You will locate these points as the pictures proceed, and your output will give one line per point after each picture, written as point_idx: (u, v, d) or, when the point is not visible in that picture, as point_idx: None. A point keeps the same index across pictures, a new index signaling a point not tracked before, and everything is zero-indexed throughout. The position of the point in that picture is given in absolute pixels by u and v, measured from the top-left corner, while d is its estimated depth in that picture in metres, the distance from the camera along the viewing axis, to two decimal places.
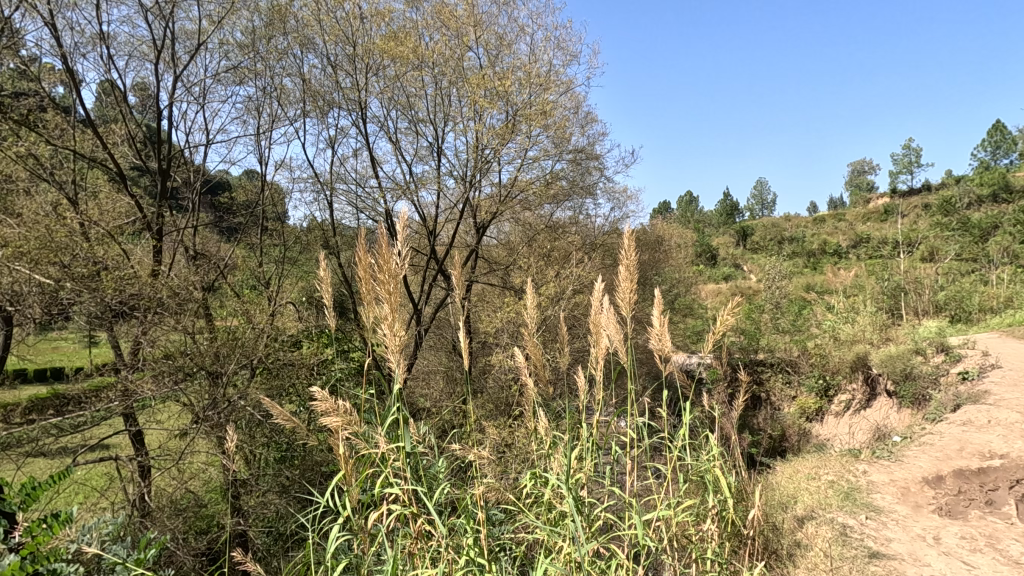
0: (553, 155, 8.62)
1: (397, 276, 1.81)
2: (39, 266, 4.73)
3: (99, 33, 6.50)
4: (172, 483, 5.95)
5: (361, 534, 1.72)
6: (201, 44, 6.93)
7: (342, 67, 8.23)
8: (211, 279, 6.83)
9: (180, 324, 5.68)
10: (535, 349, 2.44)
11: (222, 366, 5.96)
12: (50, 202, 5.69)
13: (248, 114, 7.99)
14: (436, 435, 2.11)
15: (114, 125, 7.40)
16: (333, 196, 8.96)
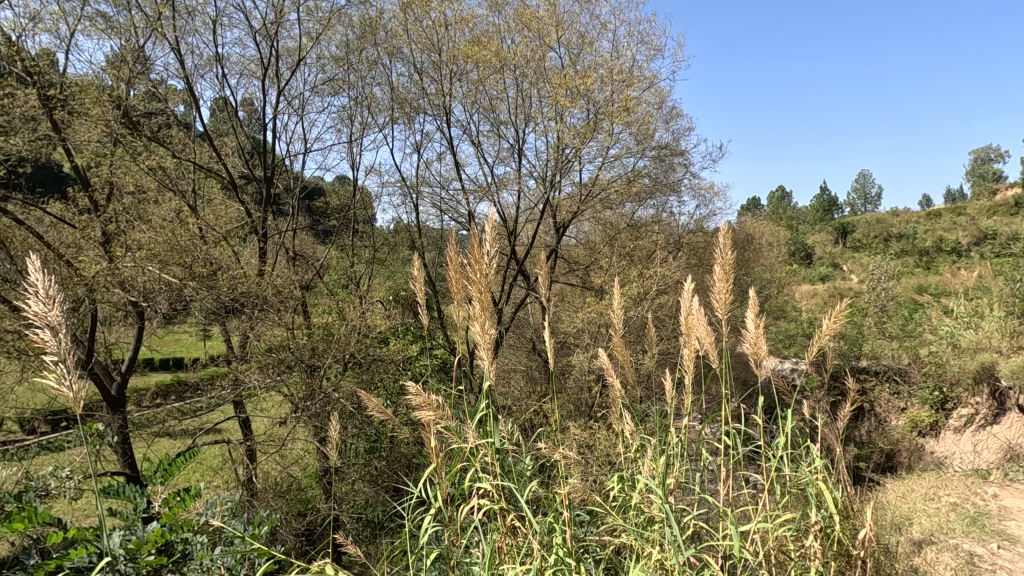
0: (636, 153, 8.44)
1: (487, 275, 1.84)
2: (167, 266, 5.31)
3: (215, 55, 7.17)
4: (275, 467, 6.42)
5: (451, 526, 1.76)
6: (301, 59, 7.45)
7: (427, 74, 8.53)
8: (308, 279, 7.31)
9: (282, 320, 6.13)
10: (622, 350, 2.37)
11: (318, 360, 6.36)
12: (173, 209, 6.34)
13: (343, 123, 8.47)
14: (522, 433, 2.11)
15: (226, 138, 8.10)
16: (419, 198, 9.29)
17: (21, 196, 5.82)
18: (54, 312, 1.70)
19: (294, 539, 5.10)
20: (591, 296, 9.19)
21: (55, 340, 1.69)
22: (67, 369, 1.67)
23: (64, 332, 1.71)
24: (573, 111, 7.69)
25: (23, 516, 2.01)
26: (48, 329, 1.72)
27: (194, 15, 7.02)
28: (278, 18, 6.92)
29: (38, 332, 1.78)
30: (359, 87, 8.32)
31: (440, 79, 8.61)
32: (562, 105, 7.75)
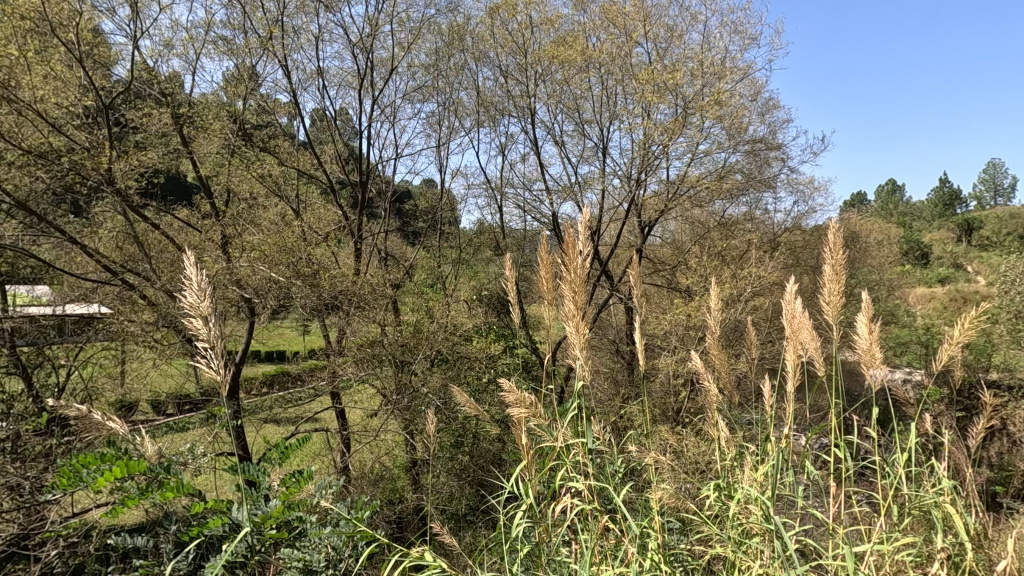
0: (727, 148, 8.05)
1: (582, 275, 1.82)
2: (275, 266, 5.77)
3: (317, 68, 7.69)
4: (367, 456, 6.76)
5: (542, 523, 1.76)
6: (394, 69, 7.80)
7: (512, 76, 8.64)
8: (399, 278, 7.64)
9: (375, 317, 6.44)
10: (719, 355, 2.25)
11: (408, 355, 6.63)
12: (280, 214, 6.86)
13: (431, 128, 8.78)
14: (614, 435, 2.07)
15: (326, 146, 8.64)
16: (504, 200, 9.41)
17: (156, 203, 6.56)
18: (205, 303, 1.90)
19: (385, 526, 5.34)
20: (678, 297, 8.87)
21: (206, 328, 1.91)
22: (218, 355, 1.94)
23: (213, 320, 1.92)
24: (661, 106, 7.45)
25: (169, 483, 2.19)
26: (200, 317, 1.94)
27: (299, 34, 7.57)
28: (374, 30, 7.30)
29: (190, 318, 2.02)
30: (447, 92, 8.57)
31: (525, 80, 8.68)
32: (649, 101, 7.54)
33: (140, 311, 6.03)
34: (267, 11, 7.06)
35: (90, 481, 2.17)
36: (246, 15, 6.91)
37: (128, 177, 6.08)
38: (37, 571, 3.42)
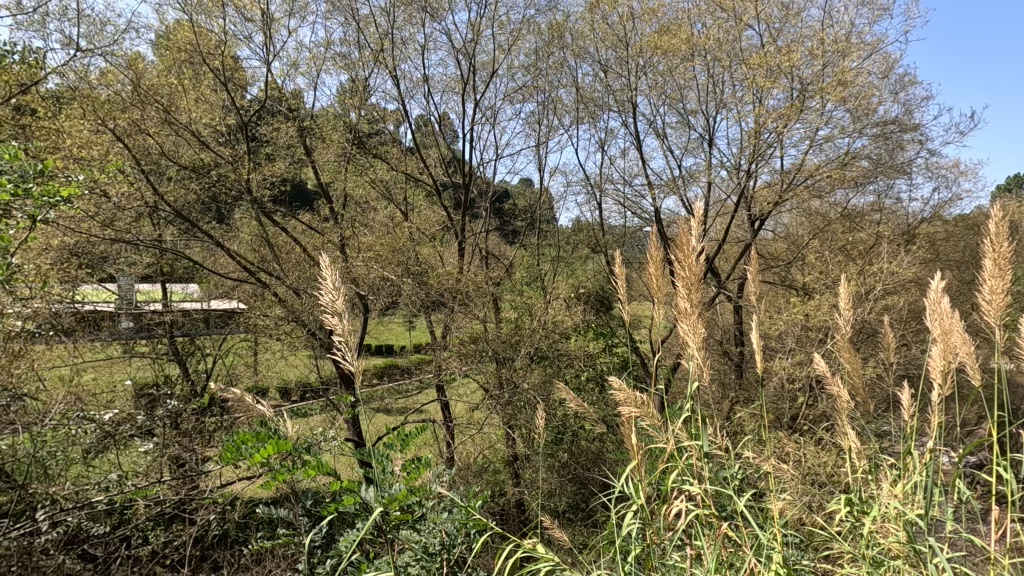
0: (852, 132, 7.33)
1: (697, 271, 1.76)
2: (388, 265, 6.16)
3: (423, 76, 8.07)
4: (470, 448, 6.99)
5: (652, 524, 1.72)
6: (495, 71, 7.99)
7: (612, 70, 8.50)
8: (499, 277, 7.81)
9: (478, 313, 6.65)
10: (850, 360, 2.06)
11: (509, 351, 6.74)
12: (390, 217, 7.29)
13: (531, 127, 8.87)
14: (729, 440, 1.97)
15: (430, 150, 9.04)
16: (604, 196, 9.24)
17: (284, 209, 7.24)
18: (340, 301, 1.84)
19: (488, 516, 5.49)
20: (794, 295, 8.24)
21: (340, 324, 1.85)
22: (351, 352, 1.87)
23: (346, 317, 1.86)
24: (775, 91, 6.95)
25: (311, 462, 2.23)
26: (335, 314, 1.89)
27: (406, 44, 7.97)
28: (476, 36, 7.52)
29: (329, 312, 1.97)
30: (546, 90, 8.59)
31: (626, 73, 8.48)
32: (761, 86, 7.06)
33: (271, 307, 6.59)
34: (378, 25, 7.52)
35: (248, 457, 2.30)
36: (360, 31, 7.41)
37: (261, 187, 6.78)
38: (194, 533, 3.93)
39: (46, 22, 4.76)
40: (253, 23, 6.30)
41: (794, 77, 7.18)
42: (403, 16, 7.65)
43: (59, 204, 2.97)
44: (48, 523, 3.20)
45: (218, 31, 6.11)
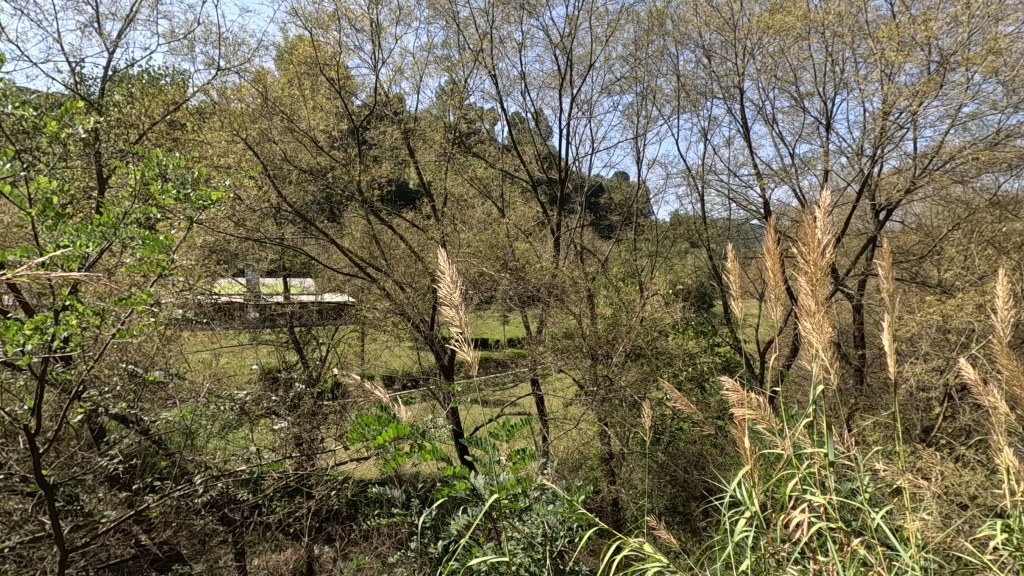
0: (1007, 106, 6.39)
1: (824, 268, 1.62)
2: (488, 260, 6.46)
3: (521, 74, 8.17)
4: (565, 443, 6.98)
5: (769, 534, 1.61)
6: (592, 64, 7.88)
7: (717, 55, 8.07)
8: (595, 272, 7.74)
9: (573, 309, 6.64)
10: (1010, 367, 1.79)
11: (605, 347, 6.65)
12: (487, 214, 7.47)
13: (628, 119, 8.65)
14: (857, 450, 1.80)
15: (527, 147, 9.13)
16: (706, 188, 8.76)
17: (390, 208, 7.66)
18: (457, 294, 1.92)
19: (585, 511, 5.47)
20: (929, 294, 7.36)
21: (457, 316, 1.93)
22: (467, 344, 1.97)
23: (463, 308, 1.93)
24: (908, 65, 6.22)
25: (427, 447, 2.14)
26: (452, 306, 1.97)
27: (504, 43, 8.07)
28: (574, 29, 7.47)
29: (445, 305, 2.07)
30: (645, 80, 8.31)
31: (733, 57, 7.99)
32: (890, 62, 6.36)
33: (379, 300, 7.00)
34: (477, 26, 7.70)
35: (369, 439, 2.21)
36: (461, 34, 7.63)
37: (369, 188, 7.22)
38: (314, 507, 4.28)
39: (193, 45, 5.38)
40: (363, 33, 6.70)
41: (931, 48, 6.40)
42: (501, 16, 7.77)
43: (210, 207, 3.30)
44: (203, 487, 3.69)
45: (333, 43, 6.58)
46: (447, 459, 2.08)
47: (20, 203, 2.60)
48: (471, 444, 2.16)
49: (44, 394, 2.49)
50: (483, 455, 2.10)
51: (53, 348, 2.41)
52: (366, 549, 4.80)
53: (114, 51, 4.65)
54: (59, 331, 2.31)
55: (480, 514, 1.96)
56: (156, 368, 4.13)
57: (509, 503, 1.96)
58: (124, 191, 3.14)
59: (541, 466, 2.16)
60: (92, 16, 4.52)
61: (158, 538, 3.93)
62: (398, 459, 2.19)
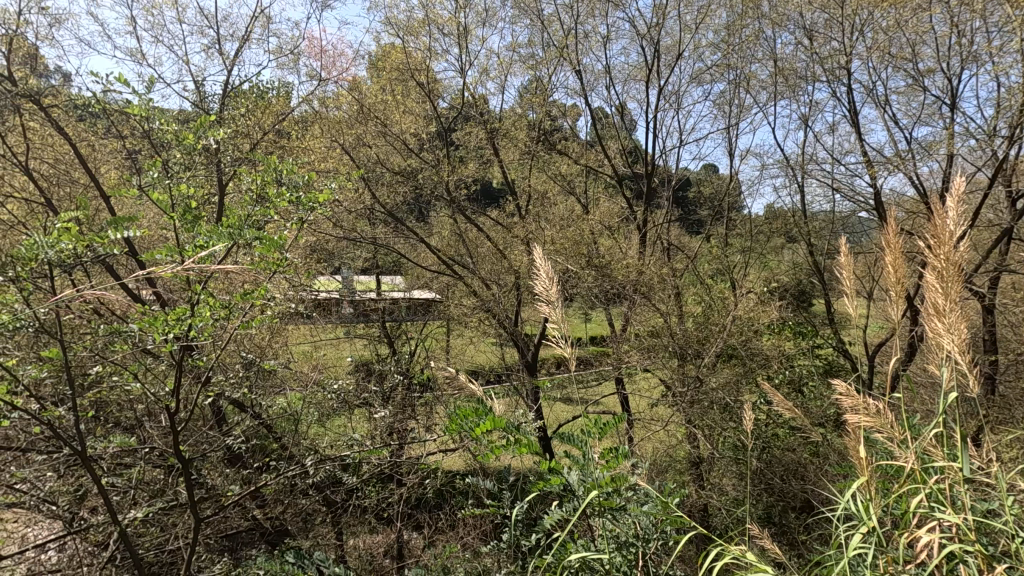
0: None
1: (959, 264, 1.45)
2: (572, 258, 6.45)
3: (606, 67, 8.04)
4: (652, 444, 6.81)
5: (888, 551, 1.49)
6: (681, 53, 7.59)
7: (821, 35, 7.49)
8: (683, 268, 7.47)
9: (660, 306, 6.46)
10: None
11: (694, 347, 6.39)
12: (571, 212, 7.45)
13: (720, 108, 8.25)
14: (998, 468, 1.61)
15: (611, 141, 8.98)
16: (807, 179, 8.14)
17: (475, 207, 7.84)
18: (554, 289, 1.90)
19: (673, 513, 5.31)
20: None
21: (553, 312, 1.92)
22: (564, 339, 1.96)
23: (560, 304, 1.92)
24: None
25: (523, 440, 2.11)
26: (547, 301, 1.96)
27: (589, 37, 7.97)
28: (662, 18, 7.24)
29: (541, 302, 2.08)
30: (738, 66, 7.88)
31: (839, 35, 7.37)
32: None
33: (466, 297, 7.20)
34: (562, 22, 7.67)
35: (467, 431, 2.22)
36: (546, 31, 7.64)
37: (457, 188, 7.44)
38: (407, 492, 4.49)
39: (298, 59, 5.78)
40: (450, 38, 6.89)
41: None
42: (586, 10, 7.68)
43: (318, 208, 3.54)
44: (311, 469, 3.96)
45: (423, 49, 6.83)
46: (542, 453, 2.10)
47: (166, 209, 2.96)
48: (564, 441, 2.16)
49: (181, 378, 2.80)
50: (576, 451, 2.09)
51: (189, 337, 2.71)
52: (452, 538, 4.94)
53: (232, 68, 5.10)
54: (195, 321, 2.59)
55: (574, 510, 1.94)
56: (269, 358, 4.50)
57: (601, 501, 1.93)
58: (246, 195, 3.45)
59: (634, 466, 2.11)
60: (214, 38, 4.99)
61: (271, 513, 4.29)
62: (492, 453, 2.23)
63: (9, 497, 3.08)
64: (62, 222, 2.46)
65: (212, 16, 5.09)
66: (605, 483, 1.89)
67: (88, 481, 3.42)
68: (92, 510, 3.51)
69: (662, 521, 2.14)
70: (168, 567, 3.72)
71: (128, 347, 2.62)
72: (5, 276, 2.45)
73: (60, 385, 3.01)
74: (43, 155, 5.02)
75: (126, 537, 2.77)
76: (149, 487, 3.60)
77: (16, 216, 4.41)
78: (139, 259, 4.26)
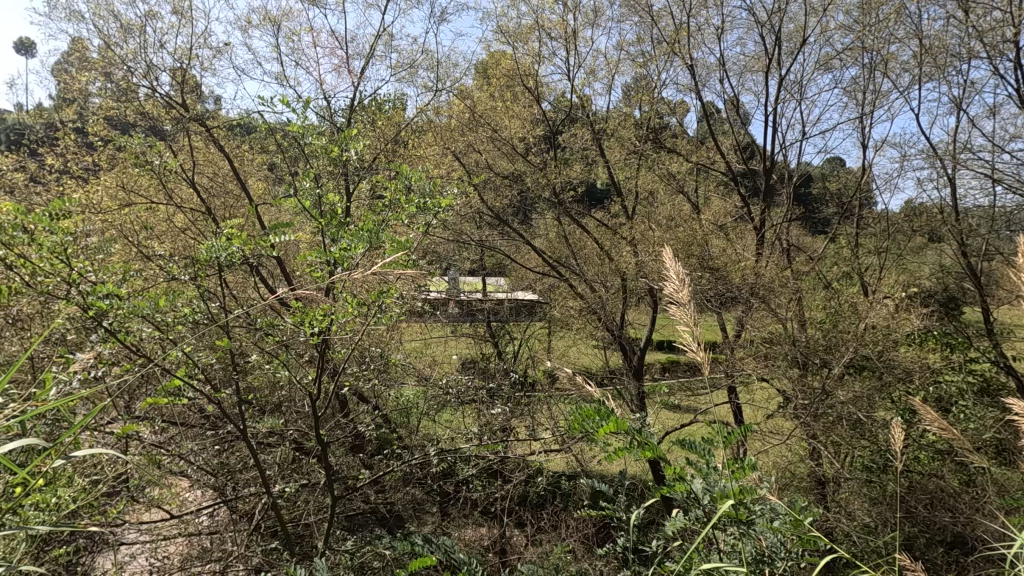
0: None
1: None
2: (681, 259, 6.25)
3: (720, 60, 7.68)
4: (769, 456, 6.39)
5: None
6: (806, 40, 7.04)
7: (980, 5, 6.58)
8: (806, 271, 6.94)
9: (779, 311, 6.07)
10: None
11: (820, 356, 5.91)
12: (680, 213, 7.20)
13: (852, 96, 7.53)
14: None
15: (725, 137, 8.56)
16: (959, 170, 7.17)
17: (580, 209, 7.84)
18: (685, 291, 1.85)
19: (857, 538, 4.43)
20: None
21: (684, 315, 1.86)
22: (696, 343, 1.87)
23: (692, 309, 1.85)
24: None
25: (647, 444, 2.05)
26: (677, 304, 1.90)
27: (702, 30, 7.64)
28: (784, 3, 6.77)
29: (669, 306, 2.02)
30: (873, 48, 7.15)
31: (1003, 5, 6.43)
32: None
33: (571, 299, 7.22)
34: (673, 17, 7.44)
35: (586, 433, 2.19)
36: (656, 28, 7.46)
37: (563, 190, 7.49)
38: (512, 488, 4.59)
39: (416, 72, 6.14)
40: (557, 42, 6.95)
41: None
42: (699, 2, 7.39)
43: (439, 214, 3.75)
44: (427, 459, 4.19)
45: (532, 55, 6.96)
46: (662, 459, 2.04)
47: (316, 216, 3.31)
48: (685, 448, 2.08)
49: (321, 369, 3.08)
50: (699, 460, 2.01)
51: (330, 332, 2.99)
52: (556, 538, 4.95)
53: (358, 85, 5.52)
54: (338, 317, 2.86)
55: (698, 520, 1.87)
56: (391, 353, 4.83)
57: (726, 512, 1.84)
58: (378, 203, 3.74)
59: (761, 479, 1.99)
60: (344, 58, 5.45)
61: (390, 498, 4.59)
62: (609, 454, 2.20)
63: (182, 465, 3.61)
64: (232, 229, 2.87)
65: (342, 38, 5.56)
66: (734, 494, 1.79)
67: (243, 457, 3.92)
68: (244, 483, 4.00)
69: (793, 540, 1.98)
70: (303, 539, 4.13)
71: (282, 340, 2.97)
72: (188, 276, 2.89)
73: (225, 371, 3.47)
74: (205, 171, 5.80)
75: (274, 508, 3.13)
76: (291, 465, 4.02)
77: (184, 224, 5.14)
78: (283, 260, 4.77)
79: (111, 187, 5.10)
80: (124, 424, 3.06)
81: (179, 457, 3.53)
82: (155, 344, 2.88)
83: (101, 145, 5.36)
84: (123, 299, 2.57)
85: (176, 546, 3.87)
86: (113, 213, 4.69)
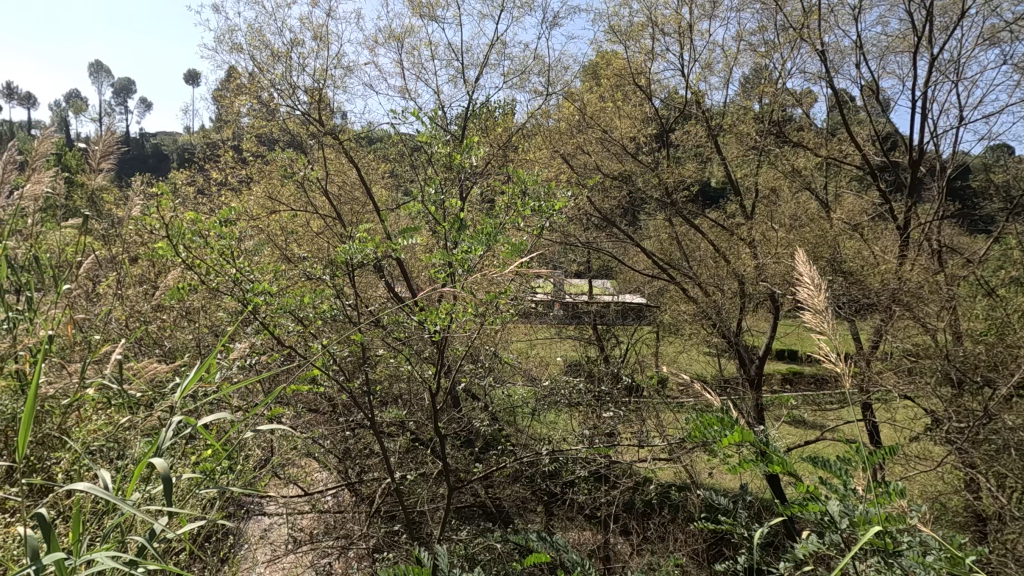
0: None
1: None
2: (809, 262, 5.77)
3: (857, 43, 6.98)
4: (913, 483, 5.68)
5: None
6: (966, 12, 6.18)
7: None
8: (962, 277, 6.09)
9: (928, 321, 5.39)
10: None
11: (980, 373, 5.15)
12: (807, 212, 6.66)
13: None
14: None
15: (861, 127, 7.76)
16: None
17: (693, 209, 7.52)
18: (821, 296, 1.70)
19: None
20: None
21: (821, 322, 1.70)
22: (835, 353, 1.71)
23: (831, 315, 1.68)
24: None
25: (775, 459, 1.91)
26: (812, 309, 1.75)
27: (835, 12, 6.99)
28: None
29: (802, 311, 1.86)
30: None
31: None
32: None
33: (683, 302, 6.95)
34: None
35: (705, 441, 2.09)
36: (782, 13, 6.95)
37: (675, 190, 7.24)
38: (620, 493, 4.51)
39: (528, 77, 6.25)
40: (672, 37, 6.73)
41: None
42: None
43: (551, 217, 3.79)
44: (535, 458, 4.26)
45: (645, 52, 6.80)
46: (792, 476, 1.90)
47: (436, 220, 3.50)
48: (818, 465, 1.92)
49: (439, 364, 3.25)
50: (834, 479, 1.85)
51: (448, 330, 3.14)
52: (666, 549, 4.79)
53: (472, 93, 5.75)
54: (454, 317, 3.00)
55: (833, 544, 1.72)
56: (501, 353, 4.96)
57: (870, 540, 1.67)
58: (492, 207, 3.87)
59: (911, 506, 1.78)
60: (461, 68, 5.69)
61: (499, 493, 4.72)
62: (730, 466, 2.08)
63: (316, 447, 4.00)
64: (365, 233, 3.12)
65: (460, 49, 5.82)
66: (879, 520, 1.61)
67: (367, 444, 4.26)
68: (367, 468, 4.34)
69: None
70: (419, 524, 4.38)
71: (404, 337, 3.18)
72: (327, 277, 3.19)
73: (354, 364, 3.79)
74: (335, 179, 6.34)
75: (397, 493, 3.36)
76: (408, 454, 4.29)
77: (318, 229, 5.68)
78: (404, 261, 5.10)
79: (261, 196, 5.78)
80: (272, 407, 3.46)
81: (314, 440, 3.92)
82: (299, 337, 3.22)
83: (253, 160, 6.08)
84: (276, 299, 2.92)
85: (310, 519, 4.29)
86: (263, 220, 5.31)
